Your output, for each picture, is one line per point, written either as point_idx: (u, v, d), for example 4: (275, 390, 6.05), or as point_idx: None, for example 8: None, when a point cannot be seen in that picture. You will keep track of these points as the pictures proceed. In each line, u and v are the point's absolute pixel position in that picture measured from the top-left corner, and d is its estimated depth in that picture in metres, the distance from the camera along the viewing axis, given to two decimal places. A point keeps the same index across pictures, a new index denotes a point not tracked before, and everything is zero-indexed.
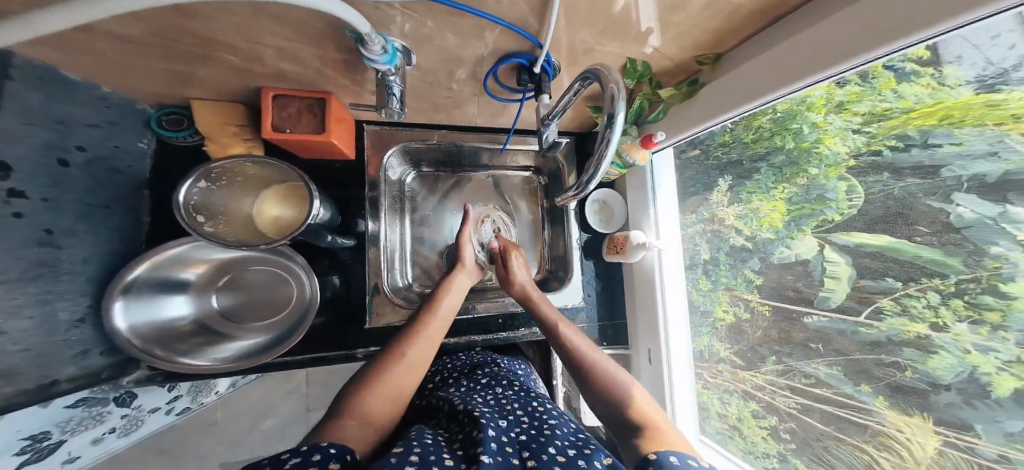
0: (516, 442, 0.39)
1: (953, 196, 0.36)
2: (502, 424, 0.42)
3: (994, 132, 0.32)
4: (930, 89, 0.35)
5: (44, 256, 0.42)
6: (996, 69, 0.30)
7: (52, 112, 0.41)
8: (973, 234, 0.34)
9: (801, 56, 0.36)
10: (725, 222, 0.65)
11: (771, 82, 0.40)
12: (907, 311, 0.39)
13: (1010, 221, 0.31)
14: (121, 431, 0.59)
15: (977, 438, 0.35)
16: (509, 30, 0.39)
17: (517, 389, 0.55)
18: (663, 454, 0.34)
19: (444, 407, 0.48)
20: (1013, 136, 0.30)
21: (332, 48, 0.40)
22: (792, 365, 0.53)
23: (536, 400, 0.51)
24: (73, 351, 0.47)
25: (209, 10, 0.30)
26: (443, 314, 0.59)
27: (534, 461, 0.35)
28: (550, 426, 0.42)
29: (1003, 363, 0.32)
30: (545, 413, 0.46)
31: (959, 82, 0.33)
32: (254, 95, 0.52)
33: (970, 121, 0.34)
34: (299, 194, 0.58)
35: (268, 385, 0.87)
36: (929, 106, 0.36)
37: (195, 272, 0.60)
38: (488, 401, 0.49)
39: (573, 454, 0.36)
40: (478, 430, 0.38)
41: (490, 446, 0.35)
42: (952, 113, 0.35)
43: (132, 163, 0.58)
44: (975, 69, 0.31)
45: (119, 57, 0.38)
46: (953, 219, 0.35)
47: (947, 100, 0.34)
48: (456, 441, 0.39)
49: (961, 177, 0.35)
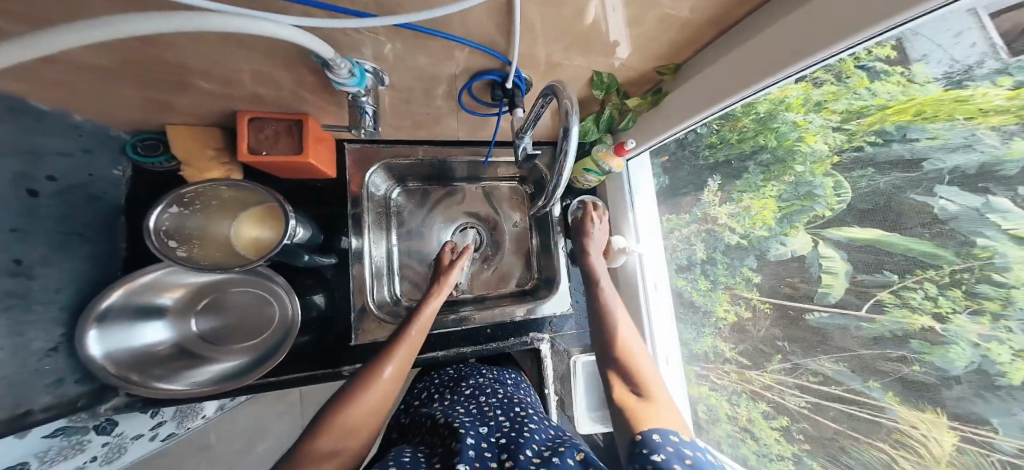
0: (495, 446, 0.39)
1: (935, 189, 0.35)
2: (481, 431, 0.41)
3: (966, 126, 0.32)
4: (901, 86, 0.36)
5: (15, 287, 0.43)
6: (961, 66, 0.31)
7: (20, 144, 0.42)
8: (961, 225, 0.34)
9: (761, 57, 0.36)
10: (718, 221, 0.64)
11: (746, 75, 0.39)
12: (907, 303, 0.38)
13: (992, 209, 0.31)
14: (103, 459, 0.56)
15: (994, 433, 0.33)
16: (476, 50, 0.40)
17: (501, 397, 0.54)
18: (646, 433, 0.37)
19: (425, 423, 0.47)
20: (984, 129, 0.31)
21: (303, 71, 0.40)
22: (798, 362, 0.52)
23: (518, 406, 0.50)
24: (47, 380, 0.47)
25: (174, 40, 0.31)
26: (418, 330, 0.55)
27: (512, 460, 0.35)
28: (529, 429, 0.42)
29: (1014, 352, 0.31)
30: (526, 418, 0.45)
31: (928, 79, 0.34)
32: (228, 117, 0.53)
33: (942, 116, 0.34)
34: (274, 214, 0.57)
35: (261, 405, 0.86)
36: (903, 103, 0.36)
37: (173, 297, 0.60)
38: (469, 411, 0.48)
39: (547, 453, 0.36)
40: (455, 441, 0.38)
41: (467, 454, 0.35)
42: (925, 109, 0.35)
43: (107, 190, 0.58)
44: (942, 67, 0.33)
45: (88, 86, 0.39)
46: (938, 211, 0.35)
47: (918, 96, 0.35)
48: (435, 456, 0.38)
49: (942, 170, 0.35)
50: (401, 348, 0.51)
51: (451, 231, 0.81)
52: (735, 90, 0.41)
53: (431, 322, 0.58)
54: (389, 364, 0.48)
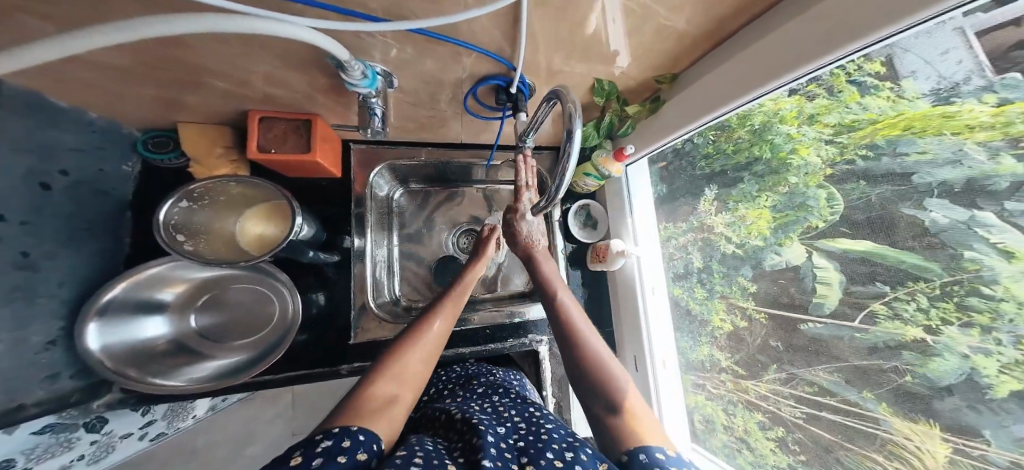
0: (514, 448, 0.36)
1: (925, 202, 0.37)
2: (500, 431, 0.40)
3: (954, 141, 0.34)
4: (891, 101, 0.38)
5: (21, 280, 0.43)
6: (948, 82, 0.33)
7: (35, 138, 0.43)
8: (948, 237, 0.35)
9: (769, 60, 0.36)
10: (714, 230, 0.66)
11: (756, 76, 0.38)
12: (899, 315, 0.39)
13: (980, 224, 0.33)
14: (91, 458, 0.57)
15: (986, 445, 0.34)
16: (484, 55, 0.42)
17: (514, 396, 0.53)
18: (634, 453, 0.33)
19: (440, 416, 0.45)
20: (971, 144, 0.33)
21: (316, 73, 0.42)
22: (793, 373, 0.52)
23: (532, 407, 0.49)
24: (42, 375, 0.47)
25: (195, 42, 0.33)
26: (458, 293, 0.57)
27: (533, 466, 0.33)
28: (548, 431, 0.40)
29: (1002, 365, 0.32)
30: (542, 419, 0.44)
31: (917, 95, 0.36)
32: (239, 117, 0.54)
33: (931, 131, 0.36)
34: (282, 212, 0.58)
35: (251, 408, 0.84)
36: (892, 117, 0.38)
37: (173, 292, 0.60)
38: (485, 409, 0.47)
39: (571, 458, 0.33)
40: (476, 436, 0.36)
41: (489, 451, 0.33)
42: (913, 124, 0.37)
43: (116, 185, 0.58)
44: (930, 83, 0.35)
45: (108, 85, 0.40)
46: (929, 224, 0.36)
47: (907, 111, 0.37)
48: (455, 450, 0.36)
49: (931, 183, 0.36)
50: (444, 307, 0.52)
51: (450, 235, 0.81)
52: (735, 95, 0.42)
53: (471, 286, 0.60)
54: (438, 319, 0.50)
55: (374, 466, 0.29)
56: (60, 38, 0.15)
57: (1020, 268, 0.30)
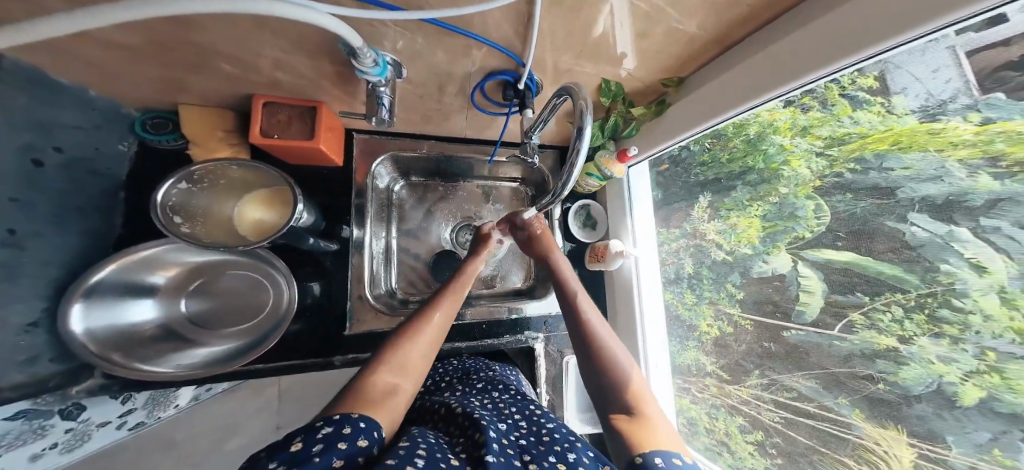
0: (516, 445, 0.37)
1: (908, 215, 0.38)
2: (501, 427, 0.40)
3: (937, 158, 0.36)
4: (880, 116, 0.40)
5: (6, 258, 0.41)
6: (936, 100, 0.35)
7: (32, 112, 0.42)
8: (926, 251, 0.37)
9: (774, 68, 0.38)
10: (706, 237, 0.67)
11: (760, 85, 0.40)
12: (875, 324, 0.41)
13: (957, 240, 0.34)
14: (64, 447, 0.55)
15: (949, 450, 0.36)
16: (495, 50, 0.42)
17: (514, 393, 0.53)
18: (648, 455, 0.32)
19: (439, 409, 0.46)
20: (953, 162, 0.34)
21: (324, 60, 0.42)
22: (774, 378, 0.54)
23: (533, 404, 0.49)
24: (20, 358, 0.45)
25: (204, 23, 0.32)
26: (461, 285, 0.58)
27: (536, 464, 0.33)
28: (550, 431, 0.40)
29: (964, 374, 0.34)
30: (543, 418, 0.44)
31: (906, 111, 0.38)
32: (242, 101, 0.53)
33: (916, 146, 0.37)
34: (283, 198, 0.57)
35: (236, 399, 0.79)
36: (880, 132, 0.40)
37: (165, 276, 0.59)
38: (485, 405, 0.47)
39: (574, 460, 0.34)
40: (479, 431, 0.36)
41: (493, 447, 0.33)
42: (900, 139, 0.38)
43: (110, 166, 0.57)
44: (919, 100, 0.36)
45: (113, 64, 0.40)
46: (909, 237, 0.38)
47: (896, 127, 0.38)
48: (457, 445, 0.36)
49: (914, 198, 0.38)
50: (445, 300, 0.53)
51: (449, 229, 0.81)
52: (737, 101, 0.43)
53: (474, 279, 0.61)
54: (439, 312, 0.50)
55: (374, 454, 0.29)
56: (59, 15, 0.15)
57: (989, 282, 0.32)
